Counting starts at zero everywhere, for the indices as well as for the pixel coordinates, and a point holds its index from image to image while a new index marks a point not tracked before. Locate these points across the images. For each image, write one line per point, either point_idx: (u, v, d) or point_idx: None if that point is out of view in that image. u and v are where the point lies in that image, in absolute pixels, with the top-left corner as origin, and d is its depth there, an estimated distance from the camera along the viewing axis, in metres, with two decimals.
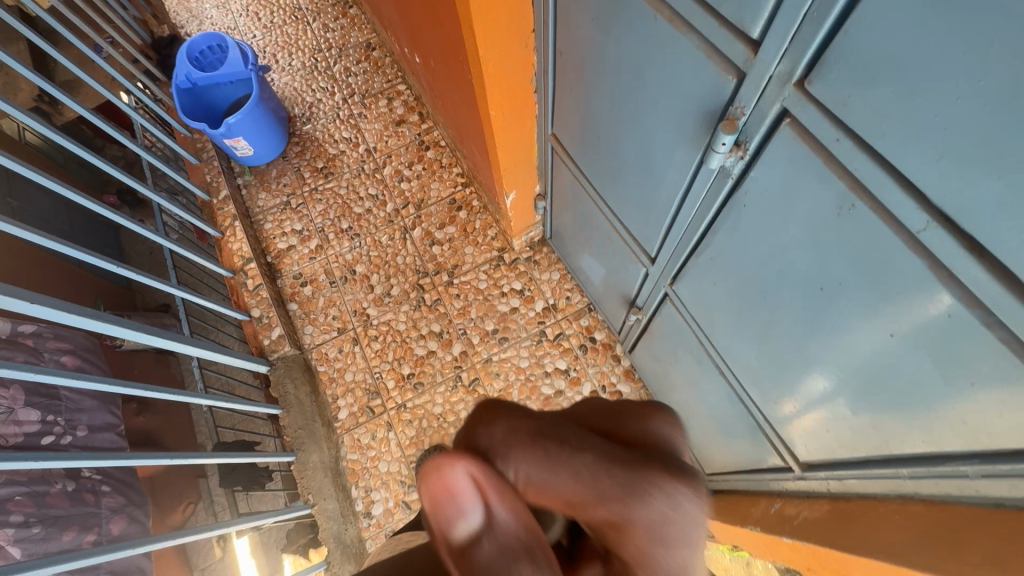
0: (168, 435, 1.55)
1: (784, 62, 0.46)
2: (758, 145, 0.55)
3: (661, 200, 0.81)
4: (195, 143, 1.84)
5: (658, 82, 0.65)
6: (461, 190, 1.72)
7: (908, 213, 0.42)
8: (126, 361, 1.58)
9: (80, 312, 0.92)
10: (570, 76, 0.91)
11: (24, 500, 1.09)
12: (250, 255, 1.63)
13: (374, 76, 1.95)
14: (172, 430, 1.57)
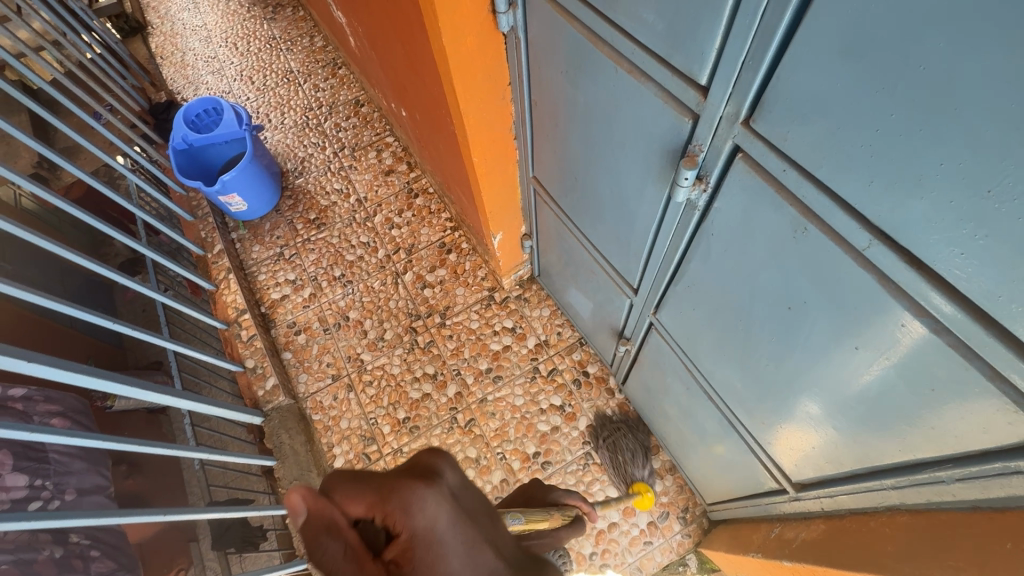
0: (159, 498, 1.53)
1: (731, 104, 0.51)
2: (718, 179, 0.60)
3: (638, 234, 0.85)
4: (190, 202, 1.89)
5: (625, 126, 0.71)
6: (451, 233, 1.77)
7: (853, 233, 0.46)
8: (117, 421, 1.57)
9: (77, 369, 0.94)
10: (546, 124, 0.97)
11: (10, 569, 1.04)
12: (245, 307, 1.65)
13: (363, 130, 2.05)
14: (163, 492, 1.55)
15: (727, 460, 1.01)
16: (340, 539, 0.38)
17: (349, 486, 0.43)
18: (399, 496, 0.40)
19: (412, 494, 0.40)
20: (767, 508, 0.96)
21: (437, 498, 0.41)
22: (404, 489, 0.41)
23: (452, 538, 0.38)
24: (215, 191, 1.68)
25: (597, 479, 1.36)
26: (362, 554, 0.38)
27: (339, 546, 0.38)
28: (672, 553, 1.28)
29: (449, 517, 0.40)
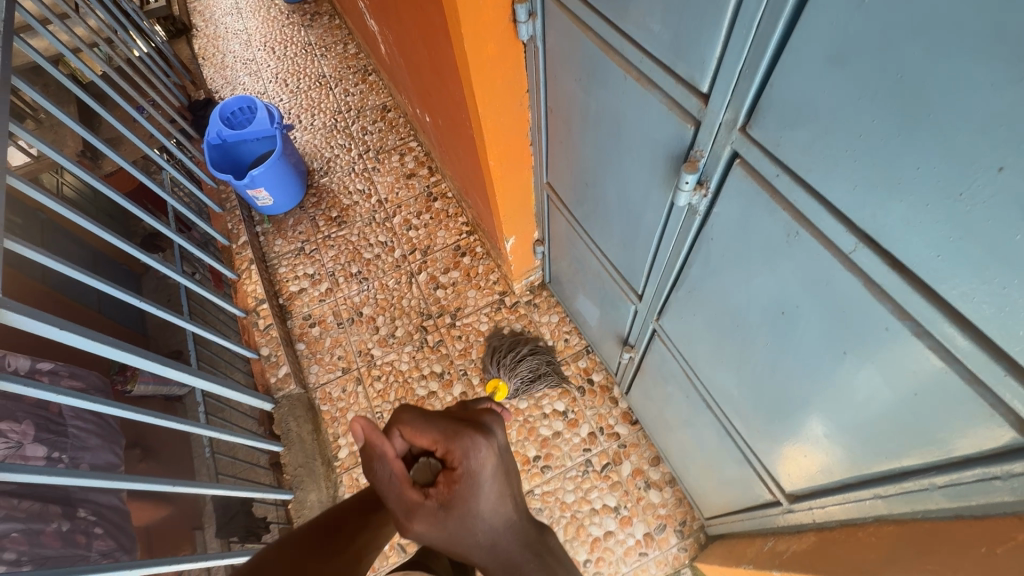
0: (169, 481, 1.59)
1: (729, 111, 0.53)
2: (717, 184, 0.62)
3: (643, 240, 0.87)
4: (219, 194, 1.97)
5: (632, 132, 0.73)
6: (466, 237, 1.81)
7: (840, 237, 0.48)
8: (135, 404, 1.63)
9: (105, 340, 0.98)
10: (561, 130, 1.00)
11: (19, 538, 1.09)
12: (264, 296, 1.71)
13: (388, 134, 2.11)
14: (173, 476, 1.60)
15: (723, 470, 1.01)
16: (387, 465, 0.54)
17: (419, 426, 0.60)
18: (462, 442, 0.57)
19: (473, 444, 0.57)
20: (761, 522, 0.96)
21: (483, 448, 0.57)
22: (461, 438, 0.57)
23: (487, 485, 0.56)
24: (244, 185, 1.75)
25: (596, 486, 1.37)
26: (404, 478, 0.55)
27: (388, 470, 0.54)
28: (666, 566, 1.28)
29: (490, 473, 0.57)
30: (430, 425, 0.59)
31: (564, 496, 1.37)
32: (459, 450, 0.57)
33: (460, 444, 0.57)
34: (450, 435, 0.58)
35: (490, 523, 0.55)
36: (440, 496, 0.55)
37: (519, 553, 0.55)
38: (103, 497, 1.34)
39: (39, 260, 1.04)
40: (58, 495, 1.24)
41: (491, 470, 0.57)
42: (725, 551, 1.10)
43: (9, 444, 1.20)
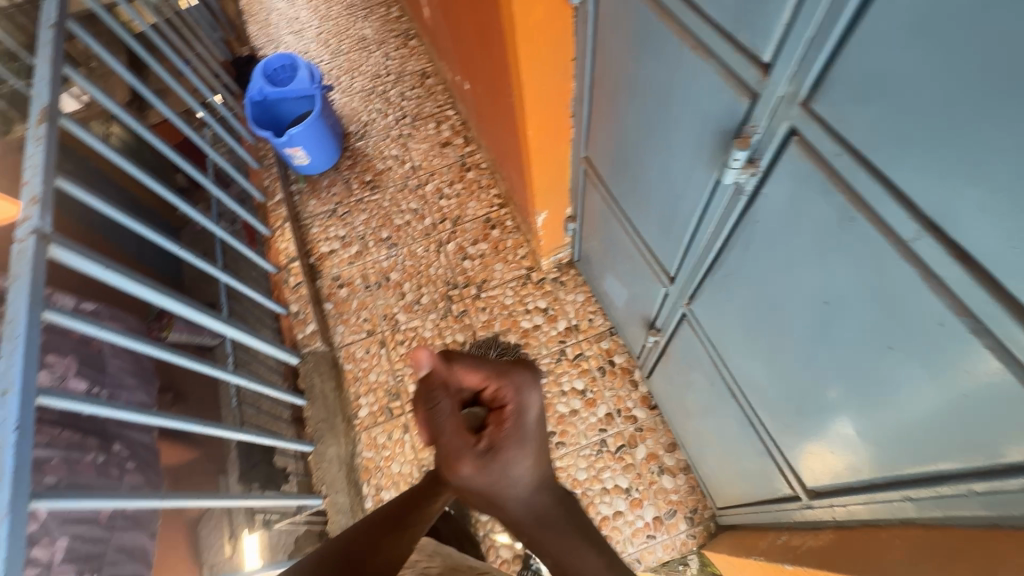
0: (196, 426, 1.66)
1: (792, 84, 0.51)
2: (769, 163, 0.59)
3: (681, 220, 0.85)
4: (258, 151, 2.01)
5: (681, 105, 0.70)
6: (497, 210, 1.80)
7: (901, 223, 0.45)
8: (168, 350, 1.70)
9: (147, 283, 1.01)
10: (604, 102, 0.97)
11: (59, 464, 1.16)
12: (295, 255, 1.76)
13: (425, 100, 2.09)
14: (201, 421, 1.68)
15: (742, 462, 1.00)
16: (445, 399, 0.66)
17: (472, 367, 0.67)
18: (511, 383, 0.67)
19: (521, 386, 0.67)
20: (776, 516, 0.95)
21: (526, 391, 0.67)
22: (508, 382, 0.67)
23: (528, 424, 0.66)
24: (282, 143, 1.77)
25: (609, 466, 1.37)
26: (458, 416, 0.65)
27: (446, 405, 0.66)
28: (674, 550, 1.28)
29: (531, 414, 0.67)
30: (482, 367, 0.67)
31: (576, 473, 1.38)
32: (507, 392, 0.67)
33: (510, 385, 0.67)
34: (500, 376, 0.67)
35: (526, 467, 0.65)
36: (488, 437, 0.64)
37: (551, 505, 0.67)
38: (137, 434, 1.40)
39: (88, 201, 1.07)
40: (96, 428, 1.31)
41: (531, 413, 0.67)
42: (735, 541, 1.10)
43: (53, 376, 1.27)
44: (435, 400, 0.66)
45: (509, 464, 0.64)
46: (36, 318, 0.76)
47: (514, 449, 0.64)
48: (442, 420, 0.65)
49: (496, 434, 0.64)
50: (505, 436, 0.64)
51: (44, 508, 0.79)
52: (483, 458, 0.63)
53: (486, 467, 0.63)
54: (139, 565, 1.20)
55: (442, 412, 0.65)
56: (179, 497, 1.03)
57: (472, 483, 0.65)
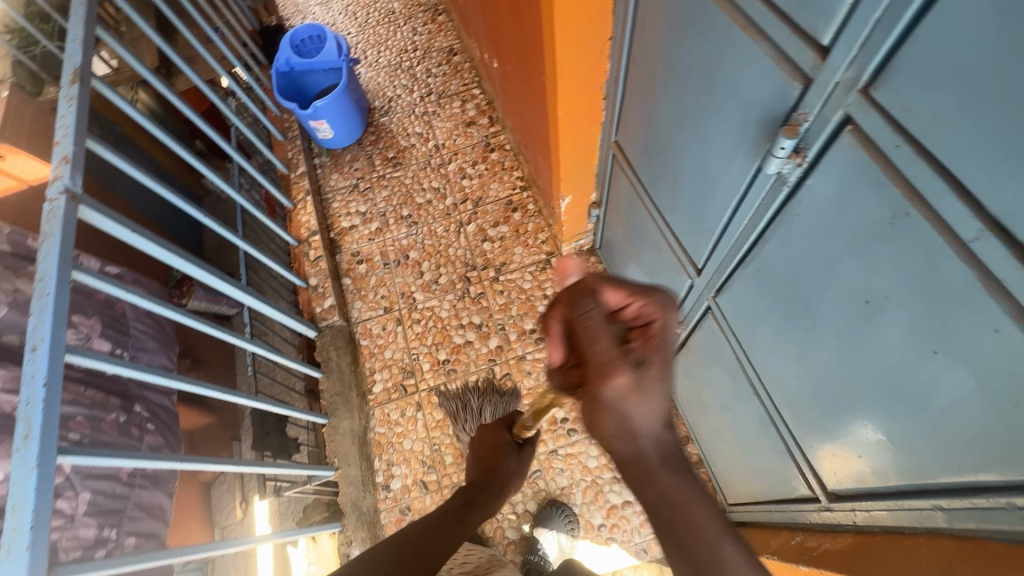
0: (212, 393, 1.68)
1: (851, 69, 0.48)
2: (817, 153, 0.56)
3: (714, 210, 0.82)
4: (283, 122, 2.00)
5: (724, 90, 0.67)
6: (519, 192, 1.77)
7: (962, 222, 0.42)
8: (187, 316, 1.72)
9: (172, 249, 1.02)
10: (640, 84, 0.94)
11: (83, 422, 1.19)
12: (316, 229, 1.76)
13: (452, 78, 2.06)
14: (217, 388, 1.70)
15: (759, 460, 0.98)
16: (596, 304, 0.55)
17: (613, 283, 0.61)
18: (654, 302, 0.60)
19: (666, 307, 0.61)
20: (792, 516, 0.94)
21: (671, 313, 0.61)
22: (655, 300, 0.60)
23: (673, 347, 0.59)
24: (307, 115, 1.76)
25: None
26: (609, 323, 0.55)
27: (597, 311, 0.55)
28: None
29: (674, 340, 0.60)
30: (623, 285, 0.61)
31: (586, 461, 1.37)
32: (653, 309, 0.60)
33: (656, 304, 0.60)
34: (645, 294, 0.61)
35: (669, 391, 0.57)
36: (638, 352, 0.55)
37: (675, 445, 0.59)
38: (157, 397, 1.43)
39: (117, 164, 1.08)
40: (119, 389, 1.34)
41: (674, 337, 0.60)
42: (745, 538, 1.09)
43: (78, 337, 1.30)
44: (582, 305, 0.55)
45: (659, 384, 0.56)
46: (66, 275, 0.77)
47: (665, 366, 0.56)
48: (595, 324, 0.54)
49: (646, 350, 0.56)
50: (655, 352, 0.56)
51: (69, 464, 0.81)
52: (638, 371, 0.54)
53: (641, 382, 0.55)
54: (158, 523, 1.24)
55: (595, 319, 0.54)
56: (198, 461, 1.05)
57: (616, 400, 0.55)
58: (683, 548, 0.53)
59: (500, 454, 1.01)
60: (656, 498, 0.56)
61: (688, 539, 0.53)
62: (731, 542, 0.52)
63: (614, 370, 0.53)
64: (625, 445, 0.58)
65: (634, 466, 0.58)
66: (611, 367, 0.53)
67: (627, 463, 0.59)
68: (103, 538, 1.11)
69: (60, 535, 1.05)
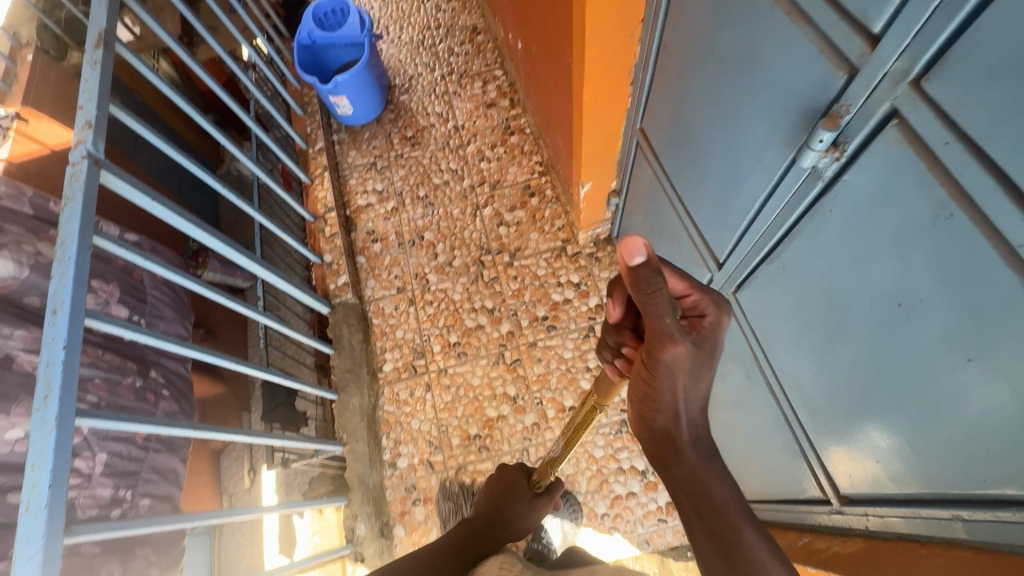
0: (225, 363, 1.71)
1: (903, 59, 0.45)
2: (857, 148, 0.54)
3: (741, 203, 0.80)
4: (303, 96, 1.99)
5: (761, 79, 0.65)
6: (538, 177, 1.75)
7: (1012, 225, 0.41)
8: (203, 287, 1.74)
9: (191, 219, 1.02)
10: (670, 70, 0.91)
11: (100, 384, 1.22)
12: (333, 206, 1.75)
13: (474, 58, 2.02)
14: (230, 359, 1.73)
15: (770, 459, 0.98)
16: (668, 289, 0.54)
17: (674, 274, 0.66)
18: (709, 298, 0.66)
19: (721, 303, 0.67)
20: (800, 517, 0.93)
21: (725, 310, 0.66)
22: (713, 296, 0.66)
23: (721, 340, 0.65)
24: (327, 90, 1.75)
25: (626, 447, 1.36)
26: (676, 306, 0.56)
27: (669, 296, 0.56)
28: (683, 537, 1.28)
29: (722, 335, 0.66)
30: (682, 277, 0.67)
31: (593, 450, 1.37)
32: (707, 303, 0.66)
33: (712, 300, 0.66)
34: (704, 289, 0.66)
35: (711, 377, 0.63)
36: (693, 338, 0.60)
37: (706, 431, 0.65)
38: (172, 364, 1.46)
39: (139, 131, 1.08)
40: (136, 354, 1.36)
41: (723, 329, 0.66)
42: None
43: (97, 301, 1.32)
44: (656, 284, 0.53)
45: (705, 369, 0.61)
46: (87, 240, 0.78)
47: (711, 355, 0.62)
48: (660, 301, 0.53)
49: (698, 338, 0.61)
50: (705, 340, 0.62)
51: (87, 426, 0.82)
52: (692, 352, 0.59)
53: (691, 363, 0.59)
54: (171, 487, 1.26)
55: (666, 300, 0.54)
56: (211, 430, 1.07)
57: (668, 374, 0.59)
58: (706, 522, 0.58)
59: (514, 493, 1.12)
60: (686, 475, 0.62)
61: (711, 515, 0.58)
62: (751, 525, 0.56)
63: (674, 347, 0.57)
64: (667, 421, 0.64)
65: (667, 444, 0.65)
66: (672, 341, 0.57)
67: (661, 439, 0.65)
68: (119, 498, 1.14)
69: (78, 492, 1.08)
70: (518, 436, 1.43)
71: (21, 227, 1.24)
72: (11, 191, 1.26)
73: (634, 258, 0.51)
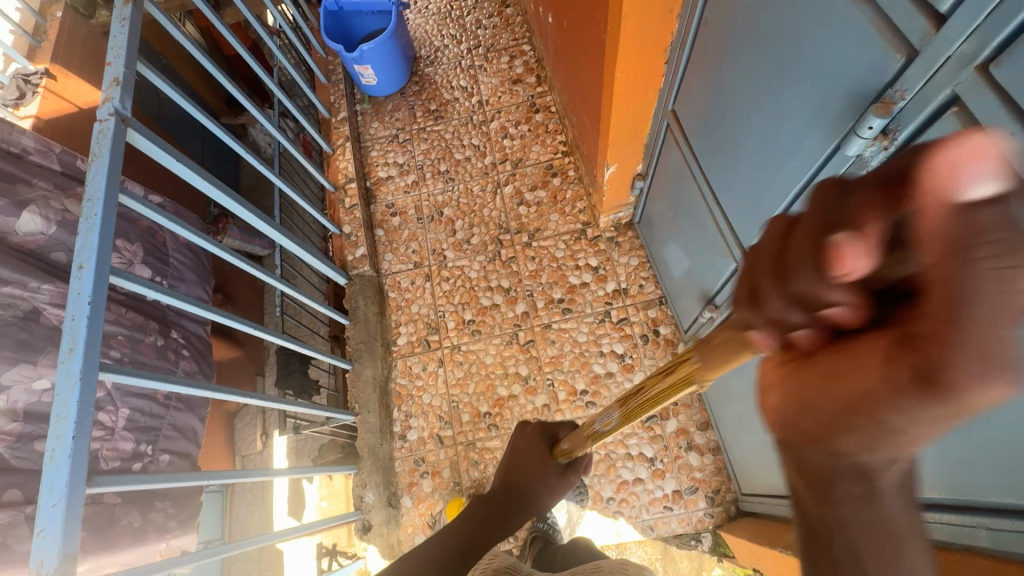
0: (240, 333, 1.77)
1: (970, 42, 0.42)
2: (909, 137, 0.52)
3: (776, 192, 0.78)
4: (327, 65, 1.96)
5: (807, 61, 0.62)
6: (561, 158, 1.72)
7: None
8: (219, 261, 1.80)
9: (214, 182, 1.02)
10: (709, 49, 0.88)
11: (123, 341, 1.24)
12: (353, 176, 1.74)
13: (501, 32, 1.98)
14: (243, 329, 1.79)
15: None
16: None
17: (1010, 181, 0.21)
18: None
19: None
20: None
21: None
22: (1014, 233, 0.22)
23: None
24: (352, 58, 1.73)
25: (636, 434, 1.36)
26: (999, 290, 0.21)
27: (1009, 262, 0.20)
28: (688, 526, 1.28)
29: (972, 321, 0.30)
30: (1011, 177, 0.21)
31: None
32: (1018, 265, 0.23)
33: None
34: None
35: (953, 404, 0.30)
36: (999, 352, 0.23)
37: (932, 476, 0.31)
38: (192, 326, 1.48)
39: (166, 91, 1.08)
40: (157, 315, 1.38)
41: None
42: (757, 529, 1.08)
43: (121, 261, 1.34)
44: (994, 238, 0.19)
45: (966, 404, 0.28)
46: (113, 197, 0.78)
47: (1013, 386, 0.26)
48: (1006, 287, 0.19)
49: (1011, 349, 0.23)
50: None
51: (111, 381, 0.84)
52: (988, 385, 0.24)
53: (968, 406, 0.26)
54: (190, 445, 1.30)
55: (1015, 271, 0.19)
56: (229, 392, 1.08)
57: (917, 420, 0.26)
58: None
59: (532, 472, 0.92)
60: (872, 537, 0.30)
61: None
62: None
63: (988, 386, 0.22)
64: (871, 453, 0.29)
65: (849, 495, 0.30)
66: (999, 373, 0.21)
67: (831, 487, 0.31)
68: (141, 452, 1.17)
69: (101, 445, 1.11)
70: (528, 416, 1.44)
71: (49, 183, 1.26)
72: (40, 147, 1.30)
73: (968, 188, 0.19)
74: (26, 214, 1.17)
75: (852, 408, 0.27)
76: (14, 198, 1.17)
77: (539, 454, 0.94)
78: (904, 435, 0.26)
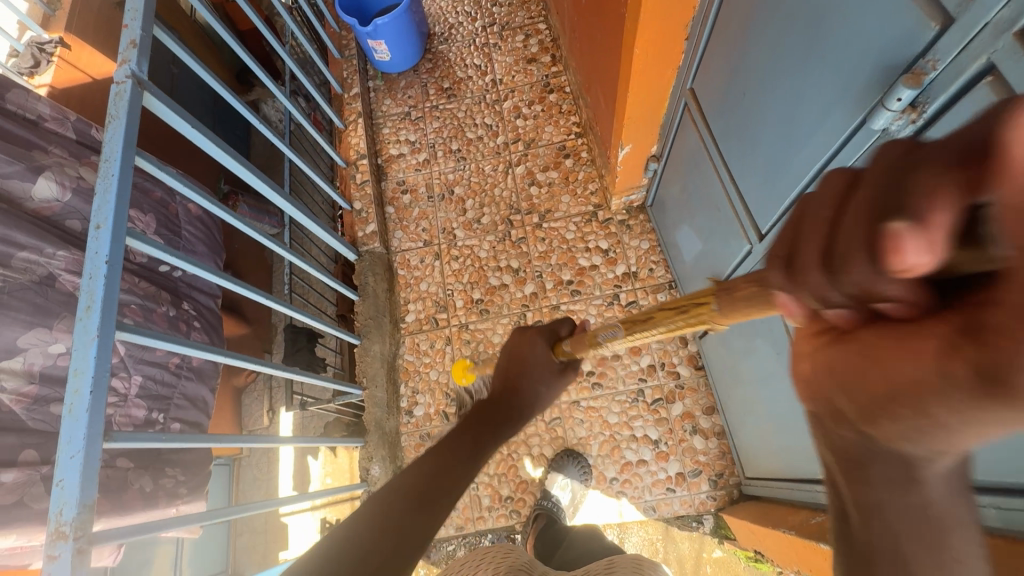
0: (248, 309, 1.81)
1: (1010, 7, 0.41)
2: (938, 110, 0.51)
3: (795, 170, 0.77)
4: (340, 40, 1.93)
5: (834, 32, 0.60)
6: (573, 139, 1.70)
7: None
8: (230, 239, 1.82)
9: (226, 150, 1.02)
10: (731, 23, 0.86)
11: (136, 310, 1.25)
12: (365, 152, 1.73)
13: (517, 10, 1.95)
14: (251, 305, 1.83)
15: (790, 436, 0.97)
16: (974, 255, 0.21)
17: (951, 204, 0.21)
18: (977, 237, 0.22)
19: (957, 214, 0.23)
20: (815, 495, 0.93)
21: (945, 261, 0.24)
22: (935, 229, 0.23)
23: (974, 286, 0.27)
24: (366, 33, 1.71)
25: (641, 416, 1.36)
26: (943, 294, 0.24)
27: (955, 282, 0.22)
28: (690, 508, 1.30)
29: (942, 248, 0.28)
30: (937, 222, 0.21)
31: (607, 416, 1.38)
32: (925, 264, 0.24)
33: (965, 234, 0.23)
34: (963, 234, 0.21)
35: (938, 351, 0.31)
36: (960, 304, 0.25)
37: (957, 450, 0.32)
38: (203, 298, 1.50)
39: (181, 57, 1.07)
40: (170, 285, 1.40)
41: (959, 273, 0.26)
42: (760, 511, 1.09)
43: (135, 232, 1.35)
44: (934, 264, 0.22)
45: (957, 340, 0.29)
46: (130, 159, 0.78)
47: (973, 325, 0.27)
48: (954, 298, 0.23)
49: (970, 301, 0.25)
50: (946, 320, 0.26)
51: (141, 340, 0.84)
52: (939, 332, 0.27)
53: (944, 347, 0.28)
54: (200, 414, 1.32)
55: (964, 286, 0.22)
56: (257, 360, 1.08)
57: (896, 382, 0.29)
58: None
59: (529, 371, 0.86)
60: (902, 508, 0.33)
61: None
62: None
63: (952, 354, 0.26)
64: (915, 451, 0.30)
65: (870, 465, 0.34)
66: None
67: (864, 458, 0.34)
68: (153, 420, 1.19)
69: (114, 410, 1.12)
70: None
71: (64, 151, 1.27)
72: (55, 115, 1.31)
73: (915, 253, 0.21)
74: (42, 180, 1.18)
75: (894, 395, 0.27)
76: (31, 164, 1.18)
77: (539, 354, 0.87)
78: (948, 430, 0.26)
